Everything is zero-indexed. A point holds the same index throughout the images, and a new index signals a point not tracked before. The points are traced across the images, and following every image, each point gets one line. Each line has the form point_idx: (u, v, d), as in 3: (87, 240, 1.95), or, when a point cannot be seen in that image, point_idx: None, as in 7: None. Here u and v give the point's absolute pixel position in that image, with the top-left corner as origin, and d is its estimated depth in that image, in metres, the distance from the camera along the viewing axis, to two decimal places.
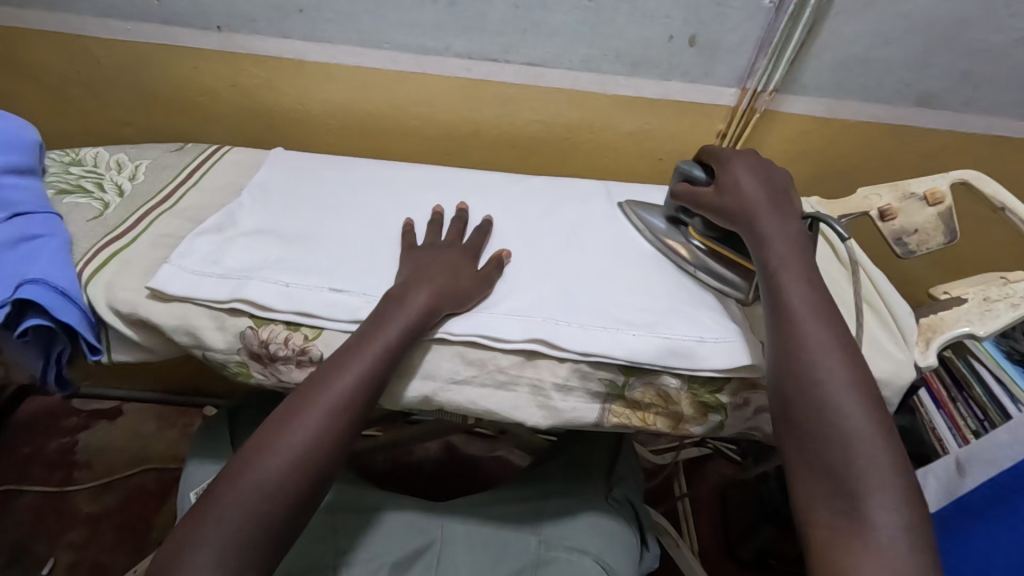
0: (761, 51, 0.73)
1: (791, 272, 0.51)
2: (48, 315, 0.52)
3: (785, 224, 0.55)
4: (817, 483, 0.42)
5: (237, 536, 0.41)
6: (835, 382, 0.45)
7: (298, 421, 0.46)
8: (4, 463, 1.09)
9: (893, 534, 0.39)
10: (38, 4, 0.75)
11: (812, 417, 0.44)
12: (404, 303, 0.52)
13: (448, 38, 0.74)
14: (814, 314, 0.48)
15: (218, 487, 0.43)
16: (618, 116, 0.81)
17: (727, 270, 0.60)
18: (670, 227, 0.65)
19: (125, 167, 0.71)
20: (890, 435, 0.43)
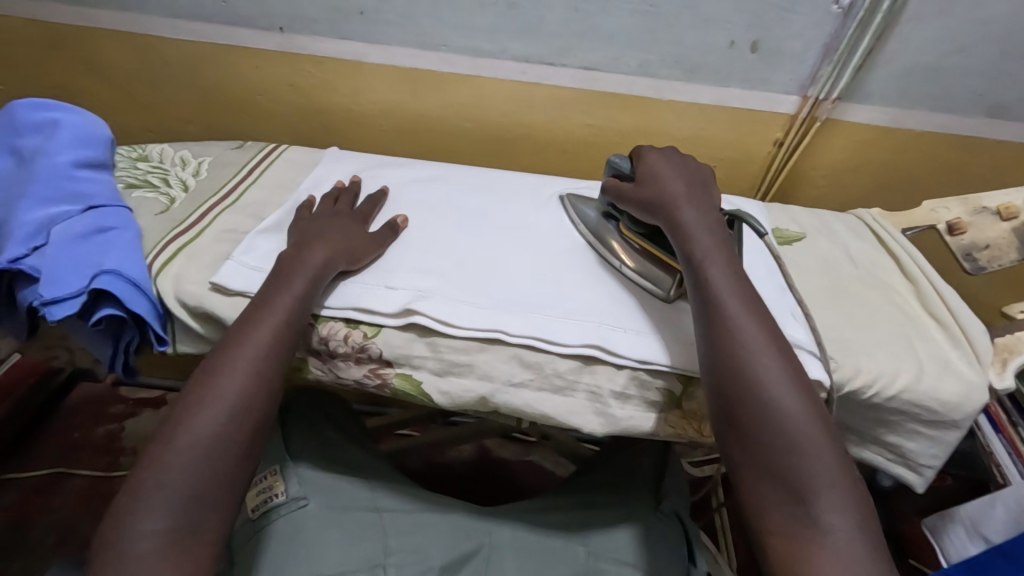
0: (825, 58, 0.72)
1: (717, 265, 0.51)
2: (120, 305, 0.53)
3: (706, 216, 0.55)
4: (769, 490, 0.43)
5: (180, 507, 0.43)
6: (776, 382, 0.45)
7: (206, 403, 0.47)
8: (56, 445, 1.13)
9: (845, 536, 0.40)
10: (112, 4, 0.77)
11: (757, 421, 0.44)
12: (300, 267, 0.54)
13: (506, 41, 0.74)
14: (745, 311, 0.49)
15: (148, 465, 0.44)
16: (672, 122, 0.80)
17: (651, 267, 0.59)
18: (598, 222, 0.64)
19: (189, 163, 0.73)
20: (828, 431, 0.44)
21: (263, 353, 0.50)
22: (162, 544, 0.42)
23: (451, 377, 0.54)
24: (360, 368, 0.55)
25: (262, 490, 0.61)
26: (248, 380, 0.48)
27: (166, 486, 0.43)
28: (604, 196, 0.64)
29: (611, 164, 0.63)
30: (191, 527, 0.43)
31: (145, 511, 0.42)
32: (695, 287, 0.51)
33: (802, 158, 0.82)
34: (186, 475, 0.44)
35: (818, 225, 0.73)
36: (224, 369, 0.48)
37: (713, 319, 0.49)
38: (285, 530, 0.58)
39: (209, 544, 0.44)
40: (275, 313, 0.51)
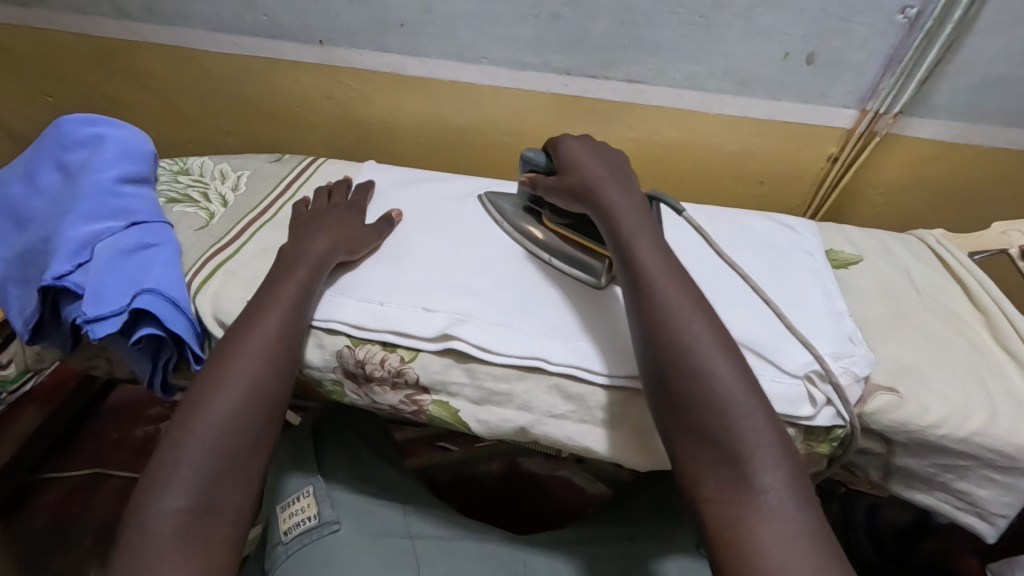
0: (887, 71, 0.68)
1: (643, 242, 0.52)
2: (161, 324, 0.53)
3: (630, 196, 0.56)
4: (700, 453, 0.42)
5: (204, 473, 0.43)
6: (703, 346, 0.45)
7: (226, 378, 0.47)
8: (96, 446, 1.15)
9: (777, 492, 0.39)
10: (157, 19, 0.78)
11: (687, 390, 0.43)
12: (303, 254, 0.56)
13: (549, 53, 0.72)
14: (671, 282, 0.48)
15: (171, 439, 0.44)
16: (719, 135, 0.77)
17: (579, 255, 0.58)
18: (519, 217, 0.64)
19: (227, 176, 0.73)
20: (757, 391, 0.43)
21: (282, 333, 0.50)
22: (188, 508, 0.41)
23: (489, 406, 0.52)
24: (397, 394, 0.54)
25: (296, 512, 0.60)
26: (265, 354, 0.49)
27: (190, 463, 0.43)
28: (523, 192, 0.65)
29: (526, 157, 0.62)
30: (208, 506, 0.42)
31: (168, 489, 0.42)
32: (622, 263, 0.51)
33: (858, 174, 0.78)
34: (207, 453, 0.43)
35: (876, 248, 0.68)
36: (238, 350, 0.49)
37: (641, 291, 0.48)
38: (317, 552, 0.56)
39: (232, 513, 0.43)
40: (284, 294, 0.52)
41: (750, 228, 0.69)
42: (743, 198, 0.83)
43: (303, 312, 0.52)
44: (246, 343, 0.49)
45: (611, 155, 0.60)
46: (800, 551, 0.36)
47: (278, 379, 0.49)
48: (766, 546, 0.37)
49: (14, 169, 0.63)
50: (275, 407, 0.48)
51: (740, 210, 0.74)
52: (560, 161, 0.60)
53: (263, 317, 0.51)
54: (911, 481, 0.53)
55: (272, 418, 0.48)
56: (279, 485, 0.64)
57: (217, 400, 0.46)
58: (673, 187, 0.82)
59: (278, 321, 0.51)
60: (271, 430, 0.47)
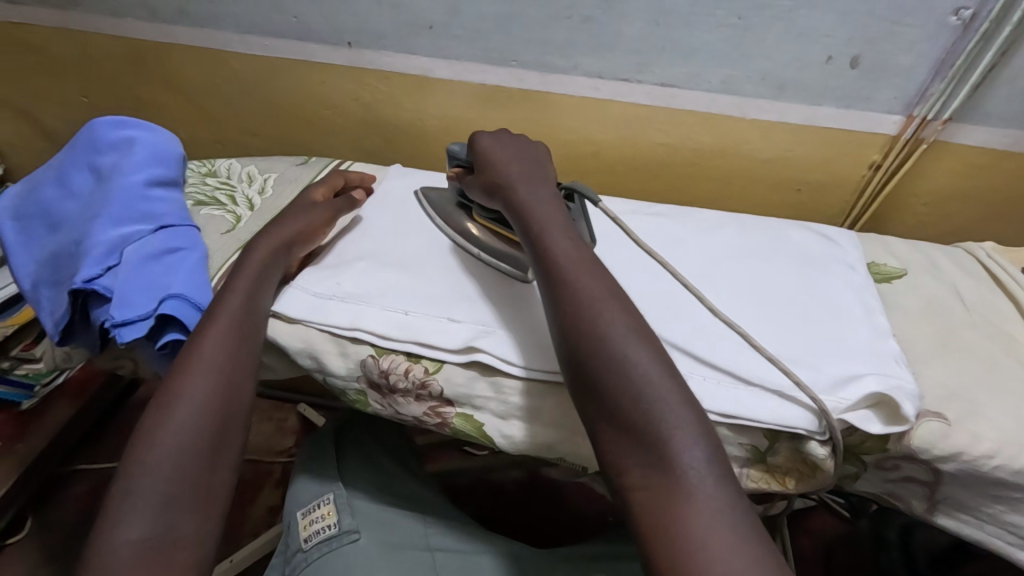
0: (937, 75, 0.65)
1: (556, 232, 0.49)
2: (186, 330, 0.53)
3: (545, 191, 0.54)
4: (620, 442, 0.39)
5: (157, 499, 0.41)
6: (618, 332, 0.42)
7: (174, 400, 0.46)
8: (123, 440, 1.17)
9: (700, 473, 0.36)
10: (189, 21, 0.78)
11: (600, 375, 0.41)
12: (243, 264, 0.55)
13: (580, 57, 0.70)
14: (579, 267, 0.47)
15: (123, 470, 0.43)
16: (755, 141, 0.74)
17: (506, 249, 0.58)
18: (450, 213, 0.63)
19: (255, 179, 0.73)
20: (675, 374, 0.41)
21: (232, 342, 0.49)
22: (141, 538, 0.40)
23: (515, 421, 0.51)
24: (420, 406, 0.53)
25: (316, 520, 0.60)
26: (214, 371, 0.48)
27: (150, 491, 0.41)
28: (454, 188, 0.65)
29: (453, 152, 0.63)
30: (169, 536, 0.40)
31: (124, 520, 0.40)
32: (533, 255, 0.49)
33: (902, 183, 0.75)
34: (170, 480, 0.42)
35: (921, 261, 0.65)
36: (192, 363, 0.48)
37: (553, 281, 0.46)
38: (338, 562, 0.55)
39: (191, 540, 0.41)
40: (230, 306, 0.51)
41: (784, 238, 0.67)
42: (778, 206, 0.80)
43: (254, 326, 0.52)
44: (191, 361, 0.48)
45: (525, 149, 0.59)
46: (721, 532, 0.34)
47: (230, 390, 0.48)
48: (689, 530, 0.34)
49: (47, 170, 0.64)
50: (232, 420, 0.47)
51: (777, 219, 0.71)
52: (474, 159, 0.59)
53: (205, 333, 0.50)
54: (959, 513, 0.50)
55: (230, 437, 0.46)
56: (300, 490, 0.64)
57: (165, 423, 0.44)
58: (705, 193, 0.80)
59: (222, 335, 0.49)
60: (229, 450, 0.46)
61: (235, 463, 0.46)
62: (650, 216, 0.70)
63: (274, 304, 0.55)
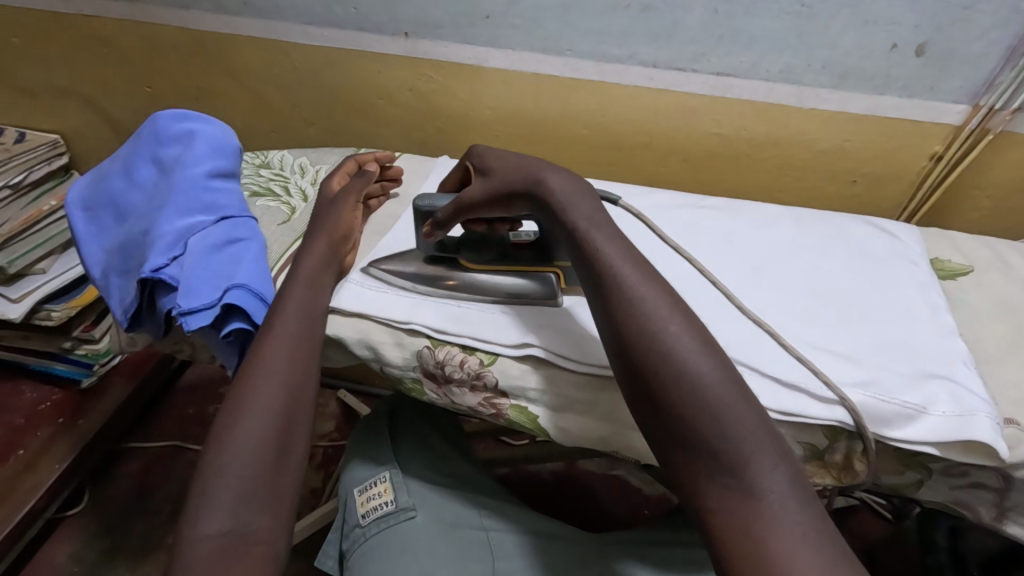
0: (1008, 63, 0.62)
1: (602, 231, 0.46)
2: (249, 319, 0.55)
3: (576, 179, 0.50)
4: (694, 463, 0.38)
5: (237, 495, 0.43)
6: (684, 348, 0.40)
7: (248, 402, 0.47)
8: (174, 421, 1.21)
9: (783, 497, 0.35)
10: (251, 12, 0.80)
11: (673, 396, 0.39)
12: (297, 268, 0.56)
13: (637, 46, 0.70)
14: (639, 275, 0.43)
15: (202, 468, 0.45)
16: (813, 131, 0.72)
17: (518, 281, 0.57)
18: (432, 270, 0.58)
19: (307, 170, 0.74)
20: (747, 393, 0.39)
21: (296, 346, 0.51)
22: (224, 531, 0.42)
23: (569, 414, 0.51)
24: (475, 396, 0.53)
25: (373, 497, 0.62)
26: (284, 374, 0.49)
27: (229, 489, 0.43)
28: (426, 244, 0.59)
29: (420, 208, 0.57)
30: (245, 532, 0.42)
31: (205, 517, 0.42)
32: (581, 262, 0.46)
33: (965, 174, 0.72)
34: (246, 478, 0.44)
35: (988, 258, 0.63)
36: (263, 369, 0.49)
37: (608, 289, 0.43)
38: (394, 539, 0.57)
39: (267, 532, 0.43)
40: (289, 312, 0.52)
41: (843, 233, 0.65)
42: (834, 198, 0.77)
43: (313, 329, 0.53)
44: (262, 363, 0.50)
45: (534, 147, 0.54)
46: (810, 555, 0.33)
47: (295, 392, 0.49)
48: (780, 556, 0.33)
49: (114, 163, 0.66)
50: (298, 421, 0.49)
51: (834, 213, 0.69)
52: (490, 170, 0.54)
53: (270, 337, 0.51)
54: None
55: (296, 439, 0.48)
56: (357, 468, 0.65)
57: (241, 424, 0.46)
58: (758, 185, 0.78)
59: (287, 339, 0.51)
60: (294, 450, 0.48)
61: (302, 461, 0.48)
62: (703, 208, 0.69)
63: (331, 298, 0.56)
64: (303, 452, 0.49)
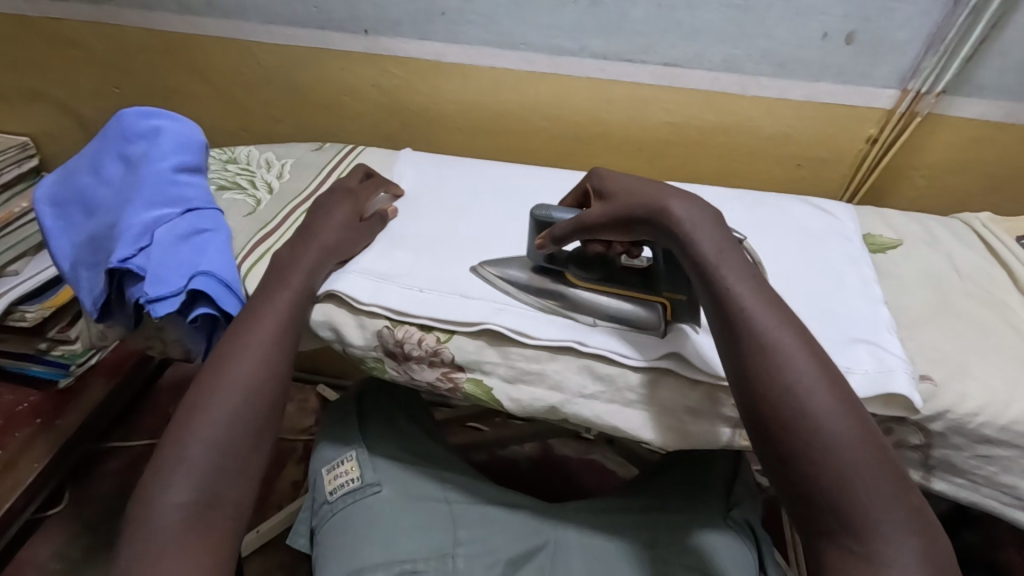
0: (929, 49, 0.67)
1: (731, 268, 0.47)
2: (214, 304, 0.57)
3: (700, 205, 0.50)
4: (818, 520, 0.40)
5: (205, 467, 0.46)
6: (818, 405, 0.41)
7: (225, 381, 0.50)
8: (154, 420, 1.23)
9: (905, 568, 0.37)
10: (216, 12, 0.82)
11: (801, 451, 0.40)
12: (295, 262, 0.57)
13: (588, 38, 0.73)
14: (777, 324, 0.44)
15: (171, 439, 0.47)
16: (758, 118, 0.76)
17: (623, 306, 0.55)
18: (540, 283, 0.57)
19: (273, 165, 0.77)
20: (882, 454, 0.40)
21: (281, 333, 0.53)
22: (190, 501, 0.45)
23: (521, 385, 0.54)
24: (434, 371, 0.56)
25: (340, 474, 0.65)
26: (262, 357, 0.51)
27: (195, 459, 0.46)
28: (535, 254, 0.58)
29: (537, 218, 0.56)
30: (209, 500, 0.45)
31: (171, 484, 0.45)
32: (712, 302, 0.46)
33: (900, 154, 0.76)
34: (212, 450, 0.47)
35: (918, 232, 0.67)
36: (243, 352, 0.51)
37: (740, 334, 0.44)
38: (360, 514, 0.60)
39: (232, 501, 0.47)
40: (283, 298, 0.54)
41: (783, 212, 0.69)
42: (780, 183, 0.81)
43: (301, 313, 0.55)
44: (245, 346, 0.52)
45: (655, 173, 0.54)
46: None
47: (276, 375, 0.52)
48: None
49: (82, 160, 0.68)
50: (275, 402, 0.51)
51: (776, 195, 0.73)
52: (607, 194, 0.54)
53: (257, 324, 0.53)
54: (955, 473, 0.51)
55: (272, 415, 0.51)
56: (325, 449, 0.68)
57: (215, 401, 0.49)
58: (711, 172, 0.81)
59: (273, 325, 0.53)
60: (269, 428, 0.50)
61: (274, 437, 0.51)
62: None
63: (324, 283, 0.58)
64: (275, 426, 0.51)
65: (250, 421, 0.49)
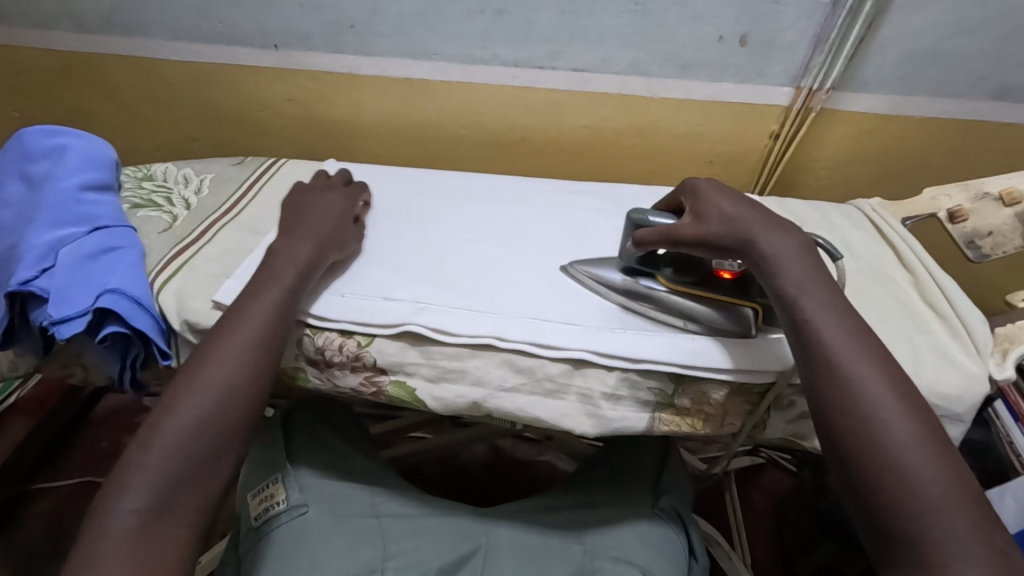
0: (817, 48, 0.71)
1: (814, 299, 0.47)
2: (125, 322, 0.56)
3: (789, 237, 0.50)
4: (892, 552, 0.40)
5: (165, 476, 0.45)
6: (897, 439, 0.41)
7: (196, 388, 0.48)
8: (83, 456, 1.16)
9: None
10: (118, 30, 0.80)
11: (875, 482, 0.41)
12: (282, 265, 0.55)
13: (497, 47, 0.75)
14: (859, 352, 0.45)
15: (135, 445, 0.46)
16: (668, 119, 0.80)
17: (716, 312, 0.55)
18: (635, 284, 0.58)
19: (191, 181, 0.75)
20: (966, 495, 0.40)
21: (259, 339, 0.51)
22: (143, 512, 0.43)
23: (444, 384, 0.55)
24: (356, 376, 0.56)
25: (266, 499, 0.63)
26: (235, 366, 0.49)
27: (150, 463, 0.45)
28: (627, 256, 0.58)
29: (633, 220, 0.57)
30: (165, 508, 0.44)
31: (127, 490, 0.44)
32: (793, 327, 0.47)
33: (802, 146, 0.82)
34: (167, 454, 0.45)
35: (815, 217, 0.72)
36: (215, 357, 0.50)
37: (819, 356, 0.45)
38: (284, 539, 0.59)
39: (191, 509, 0.45)
40: (261, 306, 0.52)
41: None
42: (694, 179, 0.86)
43: (286, 323, 0.53)
44: (219, 351, 0.50)
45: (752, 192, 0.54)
46: None
47: (251, 383, 0.50)
48: None
49: None
50: (247, 411, 0.49)
51: None
52: (699, 212, 0.54)
53: (233, 334, 0.51)
54: None
55: (238, 422, 0.49)
56: (251, 474, 0.66)
57: (185, 406, 0.47)
58: (629, 170, 0.85)
59: (251, 332, 0.51)
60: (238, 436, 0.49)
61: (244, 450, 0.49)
62: (571, 193, 0.75)
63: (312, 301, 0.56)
64: (244, 435, 0.49)
65: (212, 427, 0.47)
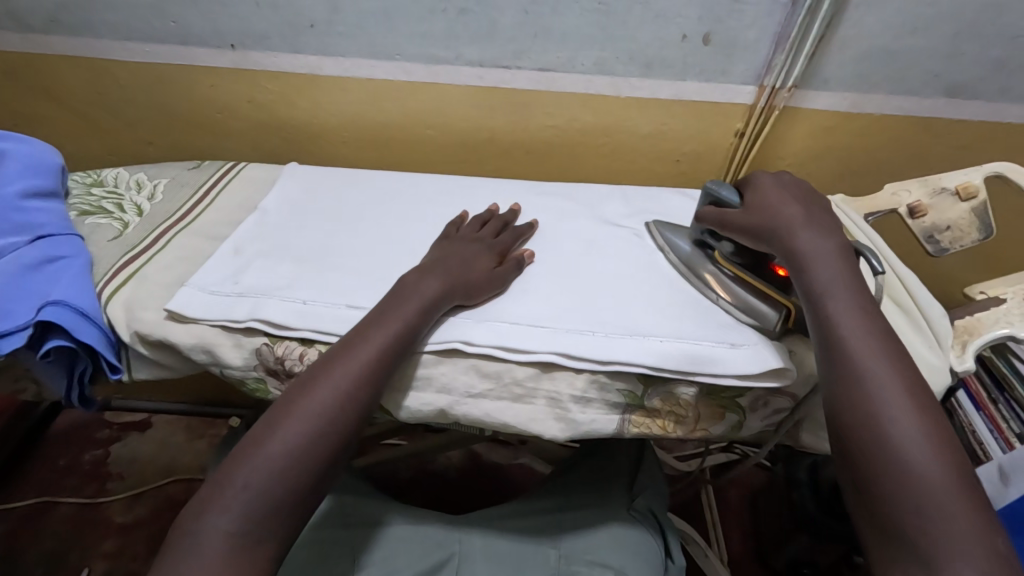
0: (778, 47, 0.72)
1: (846, 311, 0.46)
2: (69, 336, 0.53)
3: (827, 240, 0.50)
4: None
5: (255, 500, 0.42)
6: (914, 459, 0.39)
7: (301, 408, 0.46)
8: (39, 475, 1.11)
9: None
10: (63, 30, 0.77)
11: (888, 504, 0.39)
12: (414, 293, 0.54)
13: (460, 46, 0.74)
14: (885, 366, 0.43)
15: (237, 458, 0.44)
16: (635, 118, 0.80)
17: (755, 300, 0.55)
18: (695, 253, 0.61)
19: (144, 186, 0.72)
20: (986, 525, 0.37)
21: (374, 365, 0.48)
22: (228, 535, 0.41)
23: (411, 391, 0.54)
24: None
25: None
26: (340, 391, 0.47)
27: (250, 484, 0.42)
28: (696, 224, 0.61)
29: (708, 191, 0.59)
30: (254, 534, 0.42)
31: (221, 508, 0.42)
32: (820, 340, 0.46)
33: (767, 144, 0.82)
34: (265, 478, 0.43)
35: None
36: (325, 381, 0.47)
37: (842, 369, 0.44)
38: None
39: (276, 539, 0.43)
40: (381, 333, 0.50)
41: (660, 204, 0.73)
42: (662, 179, 0.86)
43: (405, 350, 0.50)
44: (332, 372, 0.48)
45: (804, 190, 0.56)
46: None
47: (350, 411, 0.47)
48: None
49: None
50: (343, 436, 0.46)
51: (656, 189, 0.77)
52: (753, 200, 0.56)
53: (346, 356, 0.49)
54: (820, 429, 0.55)
55: (334, 454, 0.46)
56: None
57: (292, 424, 0.45)
58: (597, 169, 0.85)
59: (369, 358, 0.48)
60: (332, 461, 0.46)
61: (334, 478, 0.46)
62: (538, 193, 0.74)
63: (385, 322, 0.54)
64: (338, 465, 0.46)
65: (311, 456, 0.44)
